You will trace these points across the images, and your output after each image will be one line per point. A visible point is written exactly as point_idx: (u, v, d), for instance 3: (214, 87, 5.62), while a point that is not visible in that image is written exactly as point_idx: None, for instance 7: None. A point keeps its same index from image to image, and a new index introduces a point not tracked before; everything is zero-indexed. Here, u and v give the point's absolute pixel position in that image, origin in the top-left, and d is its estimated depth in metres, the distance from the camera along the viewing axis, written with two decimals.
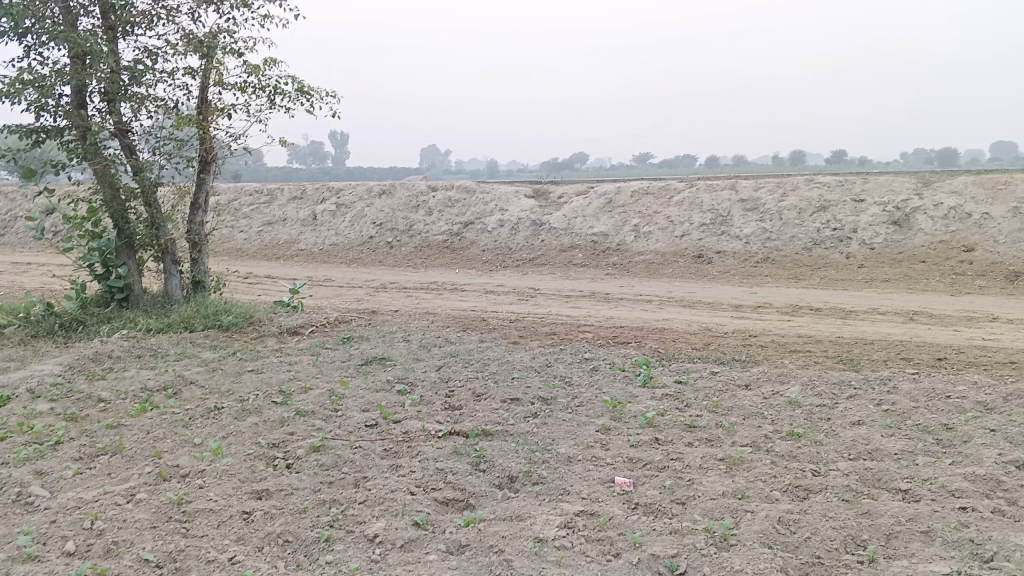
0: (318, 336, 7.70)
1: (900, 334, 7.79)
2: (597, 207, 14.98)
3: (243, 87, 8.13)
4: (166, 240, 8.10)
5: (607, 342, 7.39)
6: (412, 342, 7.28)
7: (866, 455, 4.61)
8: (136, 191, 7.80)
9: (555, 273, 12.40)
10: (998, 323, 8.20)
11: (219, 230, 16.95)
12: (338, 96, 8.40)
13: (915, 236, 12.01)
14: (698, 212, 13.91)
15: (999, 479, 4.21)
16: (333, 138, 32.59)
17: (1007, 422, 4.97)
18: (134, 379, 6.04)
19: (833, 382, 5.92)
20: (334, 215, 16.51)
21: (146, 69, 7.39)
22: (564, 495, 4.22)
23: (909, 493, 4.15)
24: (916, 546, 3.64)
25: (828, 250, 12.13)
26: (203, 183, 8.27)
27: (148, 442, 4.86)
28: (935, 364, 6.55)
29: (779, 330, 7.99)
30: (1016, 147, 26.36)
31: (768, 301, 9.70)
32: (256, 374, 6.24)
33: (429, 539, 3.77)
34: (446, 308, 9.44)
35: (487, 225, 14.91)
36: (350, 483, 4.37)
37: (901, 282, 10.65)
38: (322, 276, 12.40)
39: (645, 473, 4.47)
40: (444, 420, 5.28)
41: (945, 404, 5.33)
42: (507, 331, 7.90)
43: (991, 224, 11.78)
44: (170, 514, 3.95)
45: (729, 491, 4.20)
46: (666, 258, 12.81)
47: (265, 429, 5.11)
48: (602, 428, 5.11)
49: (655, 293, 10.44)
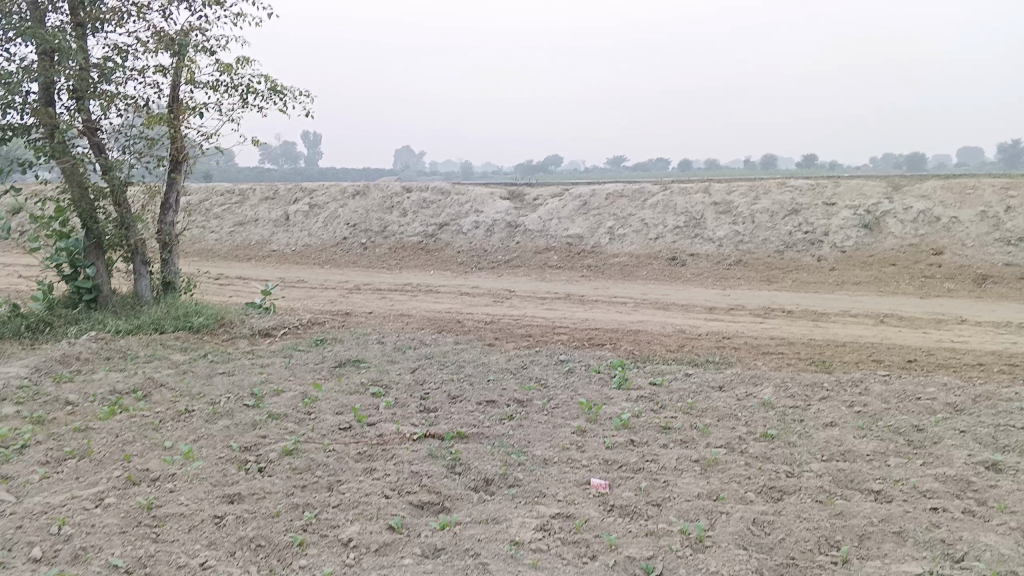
0: (291, 338, 7.63)
1: (871, 336, 7.87)
2: (572, 209, 15.01)
3: (215, 86, 8.05)
4: (136, 240, 7.96)
5: (582, 344, 7.41)
6: (386, 344, 7.24)
7: (839, 455, 4.66)
8: (105, 191, 7.68)
9: (530, 275, 12.41)
10: (967, 325, 8.33)
11: (190, 230, 16.77)
12: (312, 95, 8.45)
13: (886, 239, 12.18)
14: (672, 215, 14.00)
15: (970, 479, 4.27)
16: (306, 139, 32.43)
17: (977, 423, 5.05)
18: (103, 382, 5.95)
19: (805, 383, 5.97)
20: (307, 216, 16.39)
21: (116, 67, 7.28)
22: (540, 498, 4.20)
23: (881, 493, 4.19)
24: (889, 546, 3.67)
25: (800, 253, 12.25)
26: (174, 183, 8.20)
27: (117, 446, 4.78)
28: (906, 366, 6.63)
29: (752, 332, 8.06)
30: (982, 151, 26.81)
31: (742, 303, 9.77)
32: (227, 377, 6.17)
33: (405, 543, 3.74)
34: (421, 310, 9.39)
35: (461, 227, 14.88)
36: (324, 486, 4.32)
37: (872, 285, 10.79)
38: (295, 277, 12.31)
39: (621, 475, 4.47)
40: (419, 422, 5.25)
41: (915, 405, 5.40)
42: (483, 333, 7.89)
43: (959, 228, 11.97)
44: (140, 519, 3.88)
45: (704, 493, 4.21)
46: (640, 260, 12.86)
47: (237, 431, 5.05)
48: (577, 429, 5.12)
49: (630, 295, 10.47)
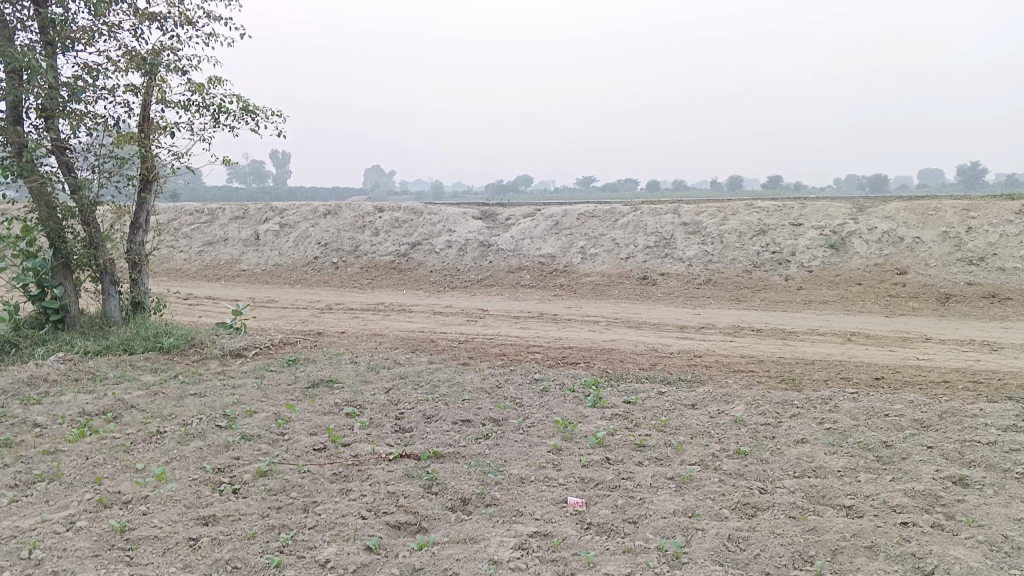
0: (263, 358, 7.57)
1: (839, 354, 7.99)
2: (544, 229, 15.11)
3: (187, 105, 8.02)
4: (104, 260, 7.95)
5: (557, 363, 7.46)
6: (360, 364, 7.22)
7: (811, 472, 4.73)
8: (74, 210, 7.62)
9: (503, 294, 12.45)
10: (931, 343, 8.52)
11: (158, 250, 16.58)
12: (283, 115, 8.47)
13: (852, 259, 12.40)
14: (643, 235, 14.16)
15: (938, 494, 4.36)
16: (275, 157, 32.34)
17: (943, 439, 5.16)
18: (71, 403, 5.87)
19: (776, 401, 6.06)
20: (277, 235, 16.31)
21: (86, 86, 7.24)
22: (517, 517, 4.22)
23: (853, 509, 4.26)
24: (861, 561, 3.74)
25: (768, 273, 12.43)
26: (144, 203, 8.16)
27: (87, 468, 4.71)
28: (874, 383, 6.77)
29: (722, 350, 8.17)
30: (943, 173, 27.37)
31: (712, 322, 9.89)
32: (199, 398, 6.10)
33: (383, 563, 3.73)
34: (394, 329, 9.37)
35: (435, 246, 14.91)
36: (300, 507, 4.30)
37: (839, 303, 10.98)
38: (266, 296, 12.23)
39: (597, 493, 4.50)
40: (395, 443, 5.24)
41: (883, 422, 5.51)
42: (457, 352, 7.89)
43: (923, 248, 12.24)
44: (113, 542, 3.83)
45: (679, 510, 4.25)
46: (612, 279, 12.95)
47: (210, 452, 5.01)
48: (553, 447, 5.14)
49: (603, 314, 10.54)
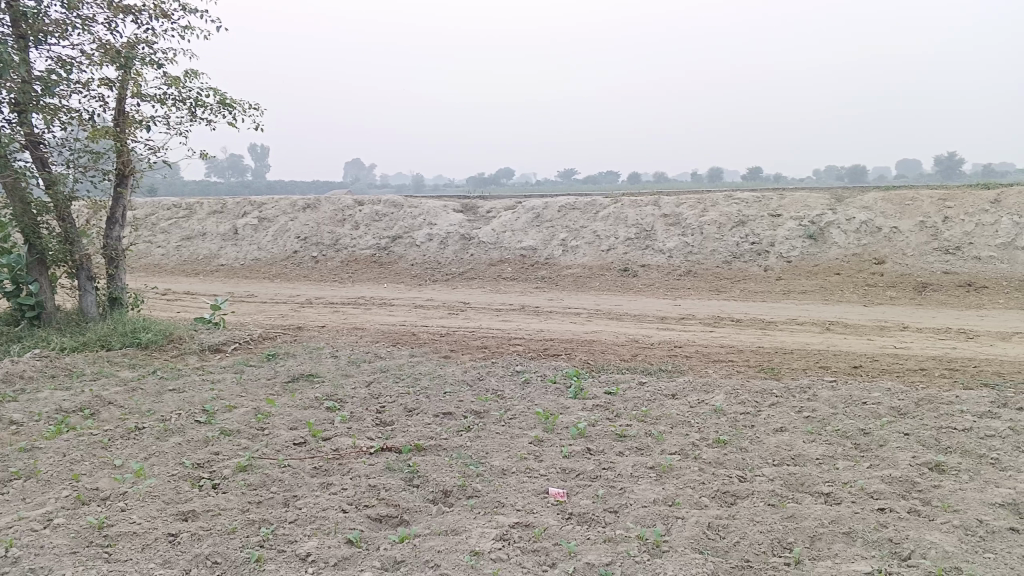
0: (242, 353, 7.52)
1: (818, 343, 8.05)
2: (525, 221, 15.10)
3: (163, 99, 7.94)
4: (80, 256, 7.87)
5: (538, 355, 7.46)
6: (341, 358, 7.20)
7: (790, 460, 4.76)
8: (48, 205, 7.53)
9: (484, 286, 12.44)
10: (908, 331, 8.59)
11: (136, 245, 16.42)
12: (261, 108, 8.38)
13: (830, 250, 12.49)
14: (623, 227, 14.20)
15: (914, 480, 4.41)
16: (253, 151, 32.11)
17: (919, 426, 5.21)
18: (48, 400, 5.81)
19: (755, 390, 6.10)
20: (256, 230, 16.19)
21: (60, 79, 7.14)
22: (499, 508, 4.22)
23: (831, 496, 4.30)
24: (839, 547, 3.78)
25: (747, 263, 12.49)
26: (120, 198, 8.09)
27: (65, 465, 4.67)
28: (852, 372, 6.82)
29: (702, 340, 8.21)
30: (920, 163, 27.56)
31: (692, 312, 9.93)
32: (178, 393, 6.06)
33: (364, 556, 3.72)
34: (375, 323, 9.35)
35: (415, 239, 14.85)
36: (280, 502, 4.28)
37: (818, 293, 11.06)
38: (245, 291, 12.15)
39: (578, 484, 4.51)
40: (376, 436, 5.23)
41: (861, 410, 5.55)
42: (438, 345, 7.88)
43: (900, 237, 12.35)
44: (91, 539, 3.80)
45: (660, 499, 4.27)
46: (593, 271, 12.97)
47: (189, 448, 4.98)
48: (534, 439, 5.15)
49: (584, 306, 10.55)
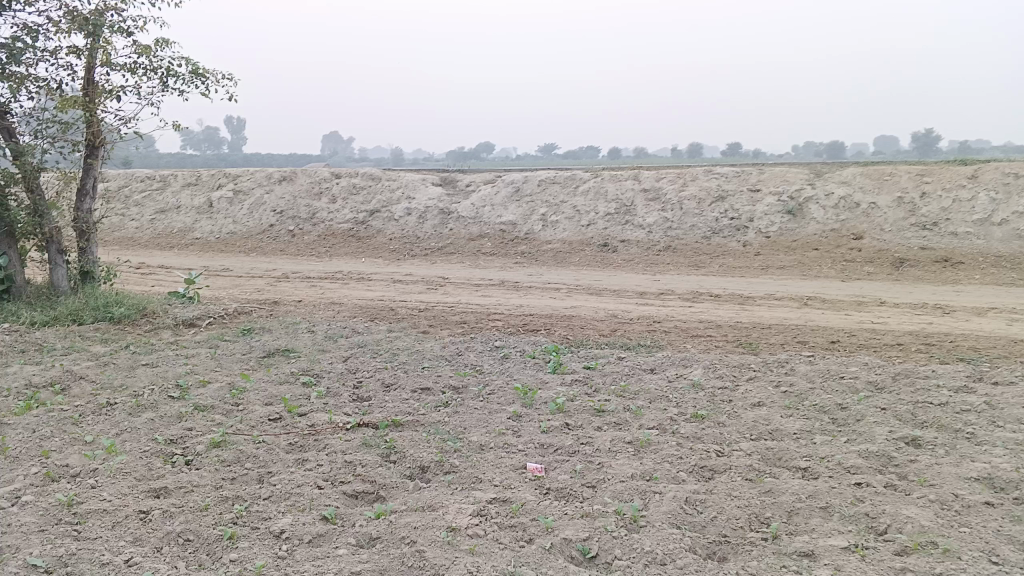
0: (217, 328, 7.42)
1: (796, 318, 8.08)
2: (504, 195, 15.00)
3: (133, 68, 7.75)
4: (50, 229, 7.63)
5: (517, 330, 7.42)
6: (317, 333, 7.11)
7: (767, 434, 4.77)
8: (16, 176, 7.36)
9: (464, 261, 12.35)
10: (886, 307, 8.64)
11: (109, 218, 16.17)
12: (234, 78, 8.21)
13: (809, 225, 12.52)
14: (604, 202, 14.14)
15: (891, 455, 4.43)
16: (229, 124, 31.64)
17: (896, 400, 5.24)
18: (17, 375, 5.70)
19: (734, 364, 6.10)
20: (232, 203, 15.98)
21: (26, 47, 6.95)
22: (477, 483, 4.19)
23: (808, 470, 4.31)
24: (816, 521, 3.78)
25: (726, 239, 12.50)
26: (90, 169, 7.80)
27: (34, 441, 4.58)
28: (830, 346, 6.84)
29: (681, 315, 8.20)
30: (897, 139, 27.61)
31: (672, 288, 9.91)
32: (151, 368, 5.97)
33: (339, 533, 3.67)
34: (352, 298, 9.25)
35: (394, 213, 14.73)
36: (254, 478, 4.23)
37: (796, 268, 11.07)
38: (220, 265, 11.98)
39: (556, 459, 4.49)
40: (353, 412, 5.18)
41: (838, 384, 5.57)
42: (417, 320, 7.81)
43: (878, 213, 12.39)
44: (60, 516, 3.72)
45: (638, 473, 4.26)
46: (572, 247, 12.92)
47: (162, 424, 4.90)
48: (513, 414, 5.12)
49: (563, 281, 10.50)
